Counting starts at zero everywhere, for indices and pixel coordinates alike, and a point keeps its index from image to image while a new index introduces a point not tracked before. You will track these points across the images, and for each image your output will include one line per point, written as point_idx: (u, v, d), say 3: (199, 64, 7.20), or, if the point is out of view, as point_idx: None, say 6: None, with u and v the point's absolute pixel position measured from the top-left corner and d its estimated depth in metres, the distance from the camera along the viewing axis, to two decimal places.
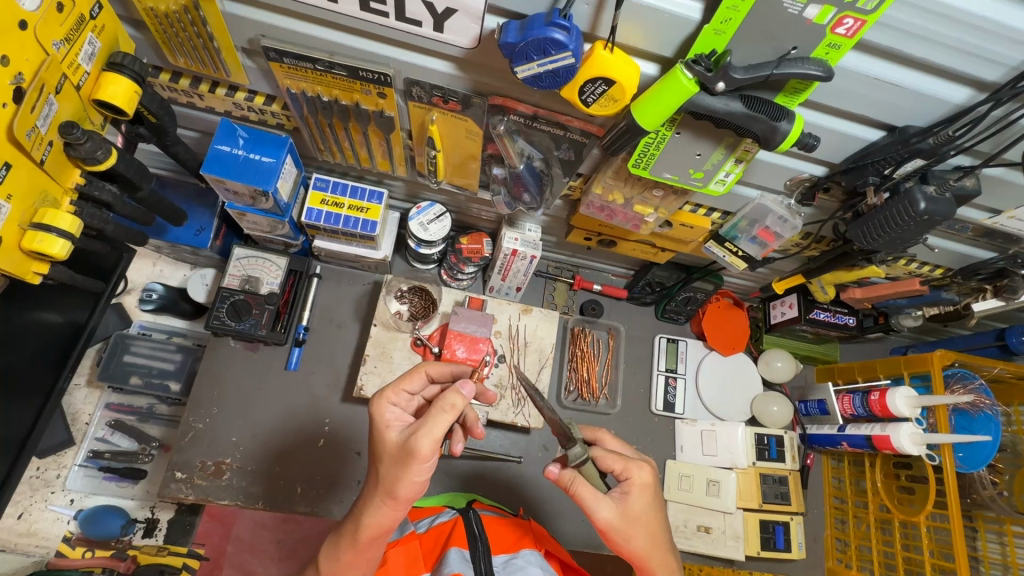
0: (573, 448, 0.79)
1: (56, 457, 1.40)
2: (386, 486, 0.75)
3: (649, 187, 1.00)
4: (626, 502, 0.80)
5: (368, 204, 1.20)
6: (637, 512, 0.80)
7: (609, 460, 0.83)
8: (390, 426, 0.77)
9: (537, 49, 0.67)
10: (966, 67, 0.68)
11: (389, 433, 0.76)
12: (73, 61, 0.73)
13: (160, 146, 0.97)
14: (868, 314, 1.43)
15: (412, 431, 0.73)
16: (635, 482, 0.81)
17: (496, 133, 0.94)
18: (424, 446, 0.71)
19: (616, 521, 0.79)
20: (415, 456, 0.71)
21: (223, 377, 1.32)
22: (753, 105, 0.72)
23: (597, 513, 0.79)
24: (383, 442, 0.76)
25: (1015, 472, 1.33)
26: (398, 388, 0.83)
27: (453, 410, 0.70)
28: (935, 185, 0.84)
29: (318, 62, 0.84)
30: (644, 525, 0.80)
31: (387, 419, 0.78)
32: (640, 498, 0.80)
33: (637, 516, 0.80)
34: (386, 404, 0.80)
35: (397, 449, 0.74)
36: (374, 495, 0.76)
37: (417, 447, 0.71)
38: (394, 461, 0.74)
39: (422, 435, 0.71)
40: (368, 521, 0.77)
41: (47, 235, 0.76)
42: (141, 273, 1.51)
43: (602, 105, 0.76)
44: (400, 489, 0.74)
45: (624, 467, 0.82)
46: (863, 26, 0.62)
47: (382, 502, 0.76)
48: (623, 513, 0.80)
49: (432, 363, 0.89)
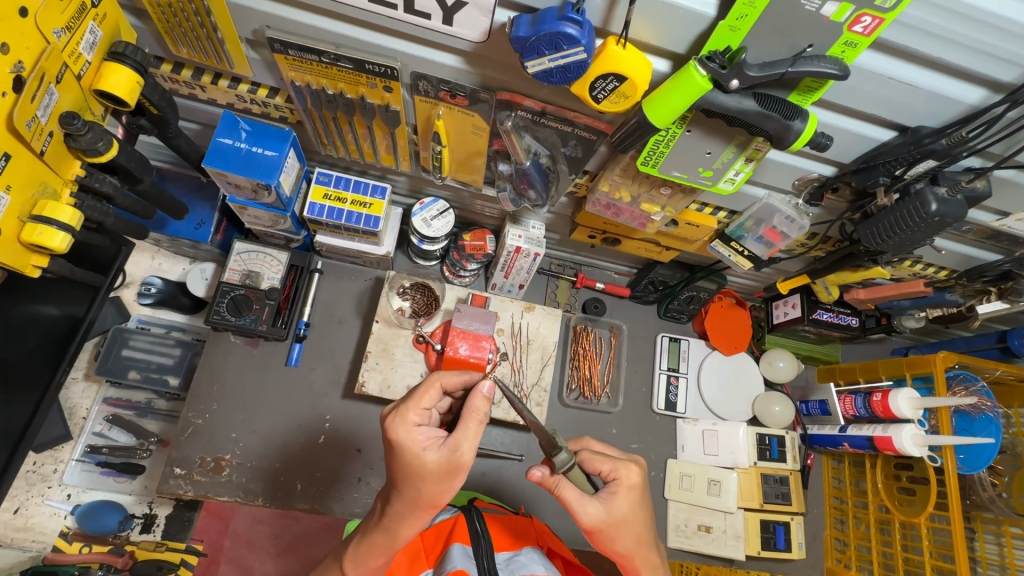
0: (560, 455, 0.79)
1: (53, 451, 1.39)
2: (427, 501, 0.75)
3: (656, 185, 0.99)
4: (613, 503, 0.79)
5: (371, 199, 1.18)
6: (623, 514, 0.79)
7: (597, 461, 0.82)
8: (426, 448, 0.74)
9: (549, 44, 0.66)
10: (982, 67, 0.67)
11: (429, 455, 0.73)
12: (74, 51, 0.72)
13: (161, 138, 0.96)
14: (871, 314, 1.42)
15: (453, 448, 0.73)
16: (623, 482, 0.80)
17: (503, 129, 0.93)
18: (470, 455, 0.74)
19: (603, 523, 0.78)
20: (463, 467, 0.74)
21: (223, 372, 1.31)
22: (766, 103, 0.71)
23: (583, 515, 0.78)
24: (423, 466, 0.73)
25: (1014, 474, 1.33)
26: (417, 404, 0.77)
27: (481, 417, 0.75)
28: (946, 187, 0.84)
29: (324, 54, 0.82)
30: (630, 526, 0.80)
31: (420, 442, 0.74)
32: (626, 499, 0.79)
33: (622, 518, 0.79)
34: (414, 427, 0.75)
35: (441, 468, 0.73)
36: (412, 510, 0.75)
37: (465, 459, 0.73)
38: (436, 479, 0.74)
39: (467, 447, 0.74)
40: (406, 531, 0.77)
41: (47, 228, 0.75)
42: (140, 266, 1.49)
43: (613, 101, 0.75)
44: (442, 498, 0.76)
45: (612, 467, 0.81)
46: (881, 24, 0.61)
47: (421, 513, 0.76)
48: (609, 515, 0.78)
49: (444, 373, 0.82)
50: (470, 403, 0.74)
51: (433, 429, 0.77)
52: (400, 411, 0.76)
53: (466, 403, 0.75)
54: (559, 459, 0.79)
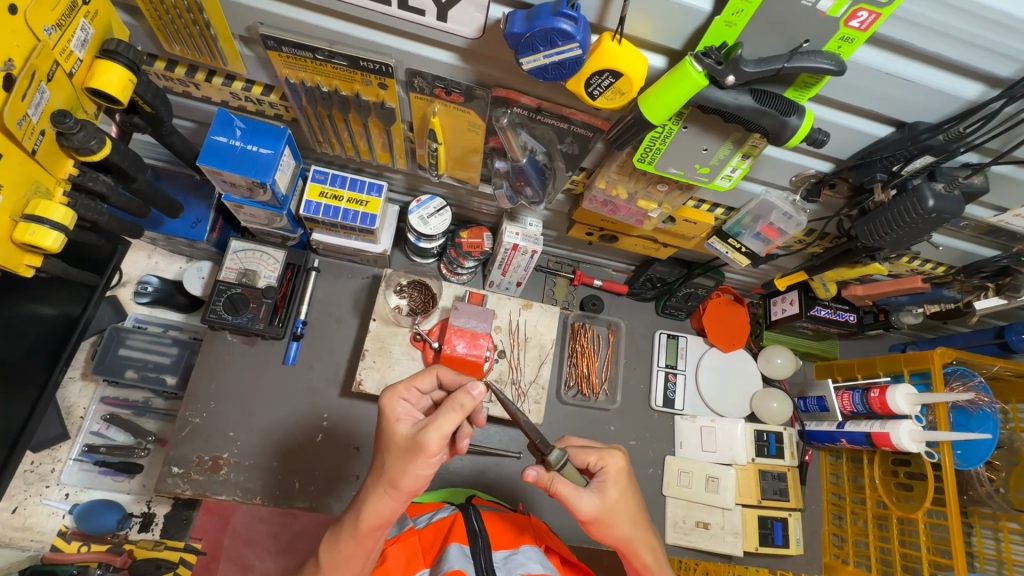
0: (553, 452, 0.78)
1: (51, 451, 1.39)
2: (389, 477, 0.76)
3: (653, 181, 0.98)
4: (605, 491, 0.80)
5: (368, 197, 1.18)
6: (616, 500, 0.80)
7: (585, 454, 0.83)
8: (400, 419, 0.79)
9: (543, 40, 0.65)
10: (979, 62, 0.67)
11: (399, 425, 0.77)
12: (65, 48, 0.71)
13: (155, 136, 0.95)
14: (869, 311, 1.43)
15: (421, 425, 0.74)
16: (610, 469, 0.81)
17: (499, 126, 0.92)
18: (432, 440, 0.72)
19: (600, 512, 0.79)
20: (421, 451, 0.73)
21: (220, 371, 1.30)
22: (763, 99, 0.70)
23: (580, 507, 0.78)
24: (392, 434, 0.77)
25: (1011, 468, 1.34)
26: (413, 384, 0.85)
27: (462, 410, 0.72)
28: (944, 183, 0.83)
29: (318, 51, 0.82)
30: (626, 510, 0.81)
31: (396, 413, 0.79)
32: (617, 485, 0.81)
33: (617, 503, 0.80)
34: (396, 398, 0.81)
35: (404, 442, 0.75)
36: (376, 485, 0.77)
37: (424, 441, 0.72)
38: (400, 453, 0.75)
39: (430, 430, 0.72)
40: (368, 513, 0.77)
41: (40, 227, 0.75)
42: (136, 265, 1.49)
43: (609, 98, 0.75)
44: (402, 480, 0.75)
45: (600, 457, 0.82)
46: (878, 19, 0.61)
47: (383, 493, 0.77)
48: (604, 504, 0.79)
49: (445, 367, 0.89)
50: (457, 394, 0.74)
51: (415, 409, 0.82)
52: (392, 384, 0.84)
53: (453, 393, 0.74)
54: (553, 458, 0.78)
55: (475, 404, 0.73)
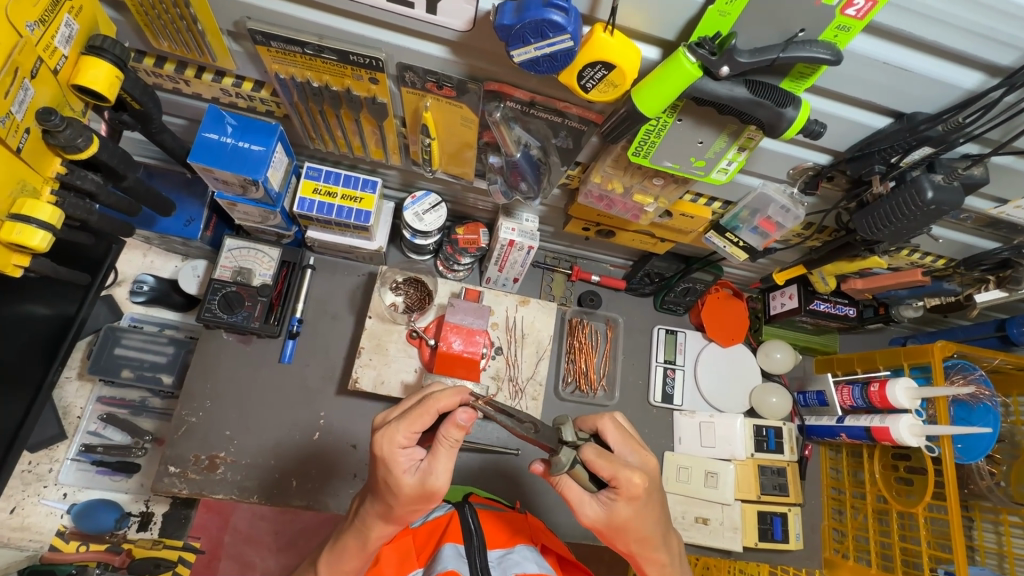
0: (562, 455, 0.79)
1: (48, 451, 1.38)
2: (395, 517, 0.79)
3: (649, 175, 0.97)
4: (612, 510, 0.78)
5: (362, 193, 1.17)
6: (622, 522, 0.78)
7: (599, 464, 0.77)
8: (405, 471, 0.77)
9: (534, 31, 0.64)
10: (978, 50, 0.66)
11: (406, 478, 0.76)
12: (49, 44, 0.70)
13: (145, 133, 0.94)
14: (869, 305, 1.41)
15: (431, 475, 0.76)
16: (622, 493, 0.76)
17: (492, 121, 0.91)
18: (446, 484, 0.77)
19: (602, 523, 0.80)
20: (436, 494, 0.77)
21: (216, 370, 1.30)
22: (758, 91, 0.69)
23: (584, 512, 0.80)
24: (399, 487, 0.76)
25: (1012, 463, 1.32)
26: (410, 426, 0.78)
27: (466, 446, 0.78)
28: (943, 174, 0.82)
29: (307, 45, 0.81)
30: (632, 530, 0.79)
31: (401, 465, 0.77)
32: (626, 508, 0.77)
33: (622, 524, 0.78)
34: (397, 449, 0.77)
35: (414, 494, 0.76)
36: (378, 519, 0.80)
37: (439, 487, 0.76)
38: (410, 501, 0.77)
39: (442, 476, 0.76)
40: (375, 536, 0.82)
41: (26, 227, 0.74)
42: (131, 264, 1.48)
43: (602, 91, 0.74)
44: (410, 516, 0.80)
45: (613, 475, 0.76)
46: (874, 7, 0.60)
47: (386, 526, 0.81)
48: (610, 519, 0.78)
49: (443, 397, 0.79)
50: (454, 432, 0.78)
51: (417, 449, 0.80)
52: (389, 431, 0.77)
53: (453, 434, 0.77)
54: (558, 459, 0.79)
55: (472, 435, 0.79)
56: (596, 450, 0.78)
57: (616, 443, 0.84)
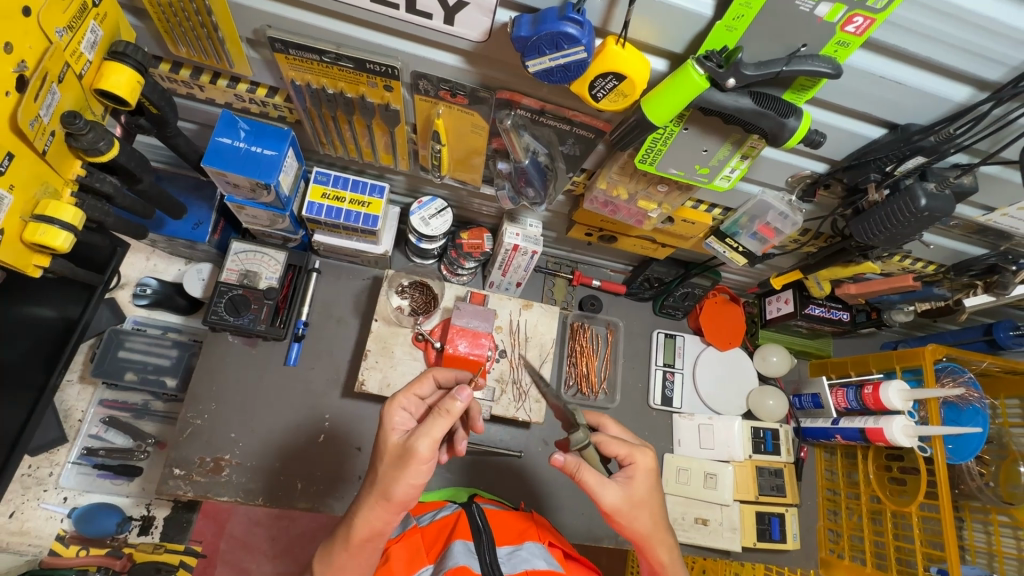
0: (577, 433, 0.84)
1: (49, 454, 1.38)
2: (381, 487, 0.77)
3: (654, 182, 1.00)
4: (630, 487, 0.81)
5: (370, 198, 1.19)
6: (641, 496, 0.81)
7: (614, 445, 0.84)
8: (395, 428, 0.82)
9: (550, 43, 0.67)
10: (968, 66, 0.69)
11: (393, 435, 0.80)
12: (76, 50, 0.72)
13: (160, 137, 0.96)
14: (861, 309, 1.46)
15: (412, 432, 0.77)
16: (640, 466, 0.83)
17: (502, 128, 0.94)
18: (422, 447, 0.75)
19: (622, 505, 0.80)
20: (413, 457, 0.75)
21: (221, 372, 1.30)
22: (762, 102, 0.72)
23: (603, 497, 0.80)
24: (385, 443, 0.80)
25: (1000, 463, 1.37)
26: (412, 390, 0.89)
27: (448, 415, 0.75)
28: (935, 182, 0.86)
29: (325, 53, 0.83)
30: (648, 507, 0.82)
31: (394, 422, 0.82)
32: (643, 483, 0.82)
33: (642, 499, 0.81)
34: (396, 408, 0.83)
35: (396, 451, 0.77)
36: (369, 495, 0.78)
37: (414, 447, 0.75)
38: (393, 461, 0.77)
39: (419, 436, 0.75)
40: (360, 524, 0.78)
41: (50, 227, 0.75)
42: (135, 267, 1.48)
43: (612, 100, 0.77)
44: (392, 490, 0.76)
45: (629, 452, 0.83)
46: (873, 24, 0.63)
47: (375, 506, 0.78)
48: (629, 497, 0.81)
49: (440, 369, 0.96)
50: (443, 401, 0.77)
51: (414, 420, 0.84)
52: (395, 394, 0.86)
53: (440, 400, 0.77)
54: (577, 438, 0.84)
55: (461, 408, 0.76)
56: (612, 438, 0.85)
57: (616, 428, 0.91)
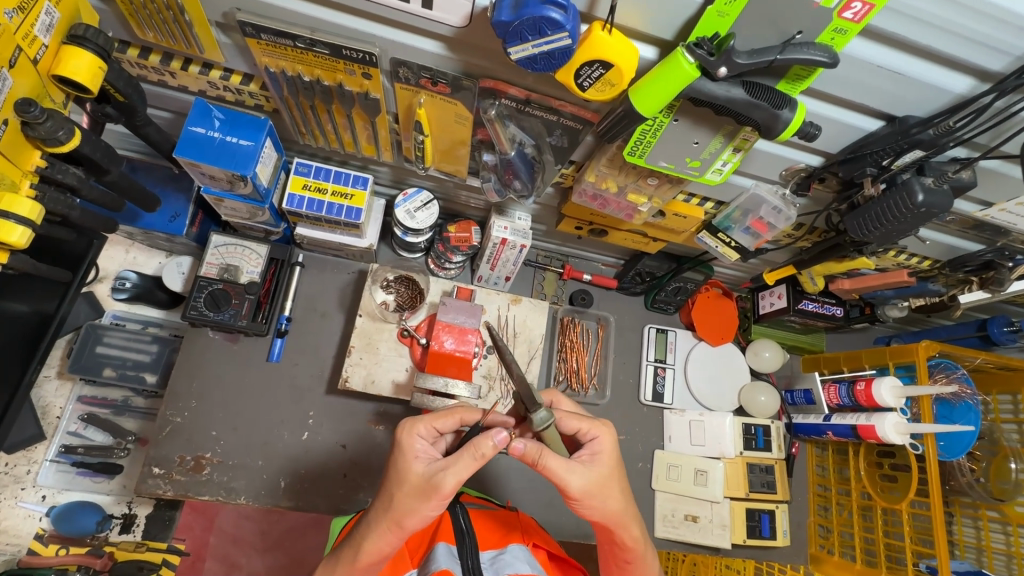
0: (537, 413, 0.77)
1: (26, 452, 1.35)
2: (396, 514, 0.76)
3: (644, 175, 0.97)
4: (594, 464, 0.78)
5: (352, 190, 1.15)
6: (607, 474, 0.78)
7: (572, 421, 0.82)
8: (417, 457, 0.77)
9: (532, 28, 0.63)
10: (970, 55, 0.66)
11: (415, 464, 0.76)
12: (28, 33, 0.68)
13: (129, 126, 0.91)
14: (856, 304, 1.43)
15: (440, 467, 0.74)
16: (601, 442, 0.80)
17: (487, 118, 0.90)
18: (449, 484, 0.73)
19: (588, 487, 0.76)
20: (438, 492, 0.73)
21: (202, 368, 1.27)
22: (755, 92, 0.69)
23: (569, 482, 0.76)
24: (406, 472, 0.76)
25: (991, 459, 1.36)
26: (433, 420, 0.81)
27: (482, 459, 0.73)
28: (933, 177, 0.83)
29: (299, 39, 0.79)
30: (615, 486, 0.79)
31: (415, 450, 0.77)
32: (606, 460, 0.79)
33: (607, 477, 0.78)
34: (415, 435, 0.78)
35: (420, 483, 0.75)
36: (380, 519, 0.77)
37: (441, 483, 0.73)
38: (414, 493, 0.75)
39: (449, 473, 0.73)
40: (367, 550, 0.77)
41: (4, 222, 0.72)
42: (113, 260, 1.44)
43: (599, 89, 0.73)
44: (408, 520, 0.75)
45: (586, 427, 0.82)
46: (871, 10, 0.60)
47: (387, 532, 0.76)
48: (594, 478, 0.77)
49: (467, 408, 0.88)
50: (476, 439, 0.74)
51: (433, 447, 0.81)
52: (412, 417, 0.80)
53: (474, 438, 0.74)
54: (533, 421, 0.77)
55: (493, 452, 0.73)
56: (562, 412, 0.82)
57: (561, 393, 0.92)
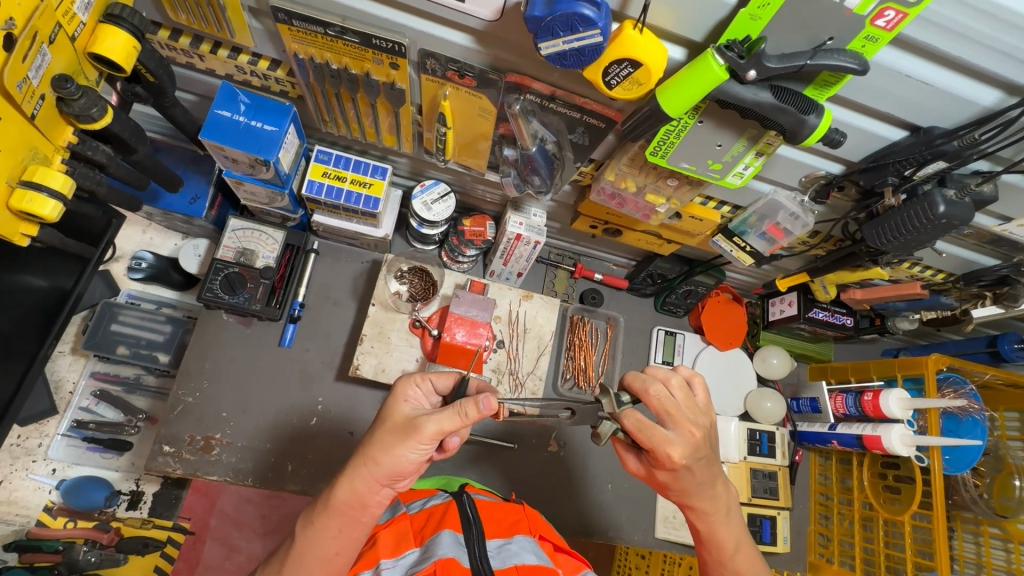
0: (605, 424, 0.84)
1: (39, 425, 1.37)
2: (371, 452, 0.80)
3: (664, 176, 0.97)
4: (652, 468, 0.89)
5: (371, 179, 1.16)
6: (664, 480, 0.88)
7: (639, 435, 0.81)
8: (406, 401, 0.85)
9: (564, 25, 0.64)
10: (1002, 68, 0.66)
11: (402, 406, 0.84)
12: (68, 10, 0.69)
13: (156, 106, 0.93)
14: (866, 315, 1.43)
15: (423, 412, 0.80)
16: (661, 458, 0.82)
17: (511, 113, 0.91)
18: (428, 428, 0.77)
19: (645, 474, 0.92)
20: (414, 434, 0.78)
21: (215, 349, 1.29)
22: (783, 96, 0.69)
23: (629, 464, 0.93)
24: (394, 410, 0.83)
25: (995, 476, 1.36)
26: (430, 376, 0.89)
27: (464, 416, 0.76)
28: (955, 189, 0.83)
29: (329, 27, 0.80)
30: (676, 489, 0.88)
31: (406, 395, 0.86)
32: (665, 474, 0.87)
33: (667, 482, 0.88)
34: (410, 384, 0.87)
35: (403, 423, 0.81)
36: (358, 460, 0.81)
37: (421, 425, 0.77)
38: (394, 429, 0.81)
39: (431, 419, 0.77)
40: (344, 493, 0.80)
41: (38, 195, 0.73)
42: (130, 240, 1.46)
43: (626, 88, 0.73)
44: (379, 456, 0.79)
45: (650, 447, 0.81)
46: (904, 19, 0.60)
47: (359, 468, 0.81)
48: (650, 474, 0.91)
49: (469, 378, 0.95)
50: (466, 399, 0.78)
51: (423, 401, 0.88)
52: (411, 372, 0.89)
53: (465, 398, 0.78)
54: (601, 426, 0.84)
55: (476, 414, 0.76)
56: (636, 421, 0.81)
57: (660, 375, 0.87)
